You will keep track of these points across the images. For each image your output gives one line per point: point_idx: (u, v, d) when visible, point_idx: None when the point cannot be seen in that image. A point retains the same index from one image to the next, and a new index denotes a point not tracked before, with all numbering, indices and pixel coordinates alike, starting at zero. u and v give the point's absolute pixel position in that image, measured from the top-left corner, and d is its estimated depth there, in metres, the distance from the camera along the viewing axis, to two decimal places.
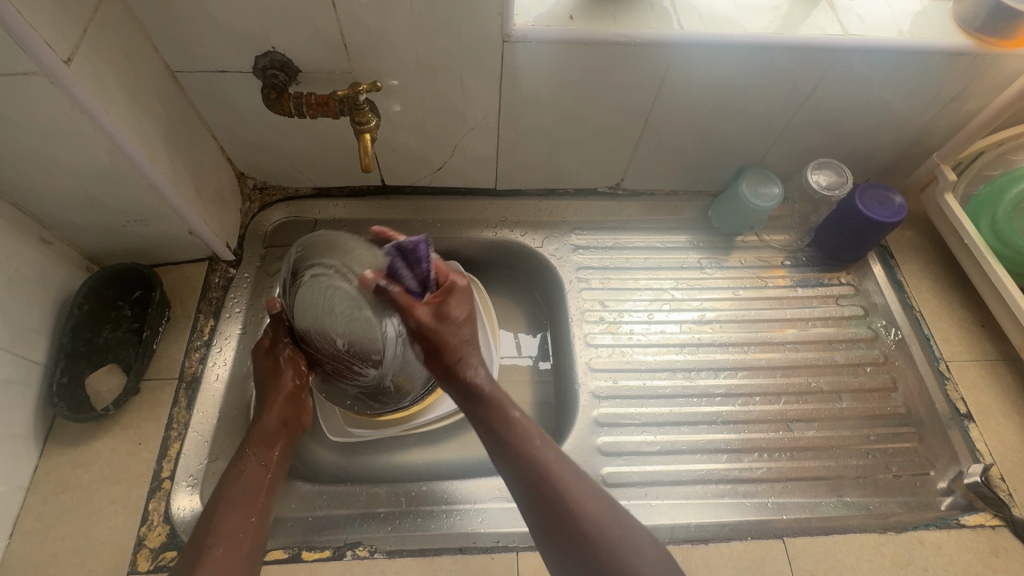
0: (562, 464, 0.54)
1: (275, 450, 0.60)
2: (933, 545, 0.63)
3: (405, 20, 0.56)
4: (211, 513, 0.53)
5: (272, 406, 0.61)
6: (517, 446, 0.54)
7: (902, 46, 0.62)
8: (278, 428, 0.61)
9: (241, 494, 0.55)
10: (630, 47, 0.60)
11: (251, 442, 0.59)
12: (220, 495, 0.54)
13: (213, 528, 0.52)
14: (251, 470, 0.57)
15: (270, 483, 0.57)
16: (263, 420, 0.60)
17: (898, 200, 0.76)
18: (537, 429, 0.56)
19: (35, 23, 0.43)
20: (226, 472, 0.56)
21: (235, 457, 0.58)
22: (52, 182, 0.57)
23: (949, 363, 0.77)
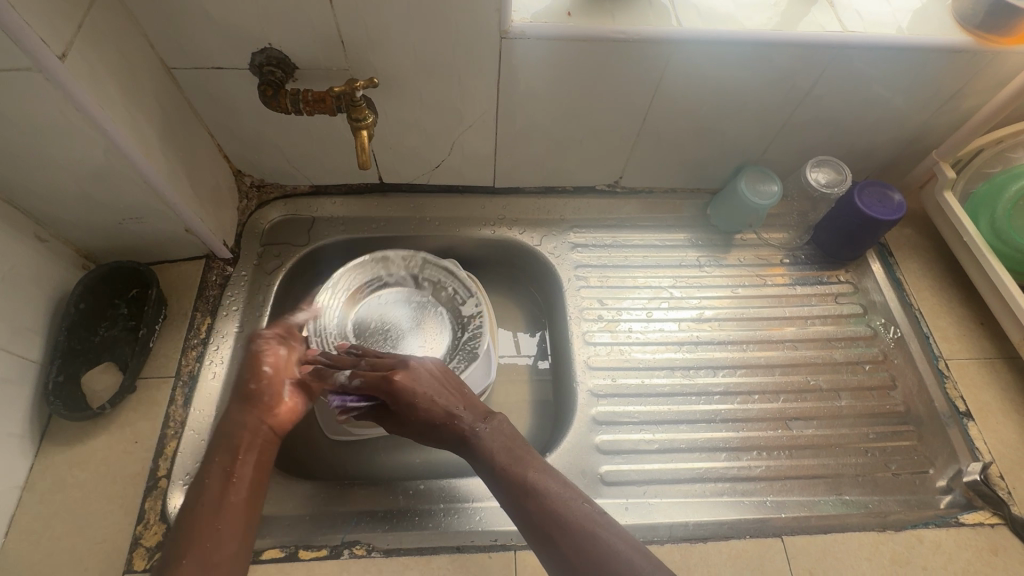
0: (552, 478, 0.56)
1: (241, 450, 0.57)
2: (933, 543, 0.63)
3: (403, 17, 0.56)
4: (180, 527, 0.52)
5: (232, 413, 0.59)
6: (510, 472, 0.56)
7: (901, 43, 0.62)
8: (241, 431, 0.58)
9: (202, 506, 0.53)
10: (629, 43, 0.60)
11: (215, 448, 0.57)
12: (188, 507, 0.53)
13: (178, 542, 0.51)
14: (213, 480, 0.55)
15: (238, 484, 0.55)
16: (223, 425, 0.59)
17: (897, 197, 0.75)
18: (533, 458, 0.58)
19: (29, 18, 0.43)
20: (192, 484, 0.55)
21: (201, 466, 0.56)
22: (47, 179, 0.57)
23: (948, 362, 0.77)
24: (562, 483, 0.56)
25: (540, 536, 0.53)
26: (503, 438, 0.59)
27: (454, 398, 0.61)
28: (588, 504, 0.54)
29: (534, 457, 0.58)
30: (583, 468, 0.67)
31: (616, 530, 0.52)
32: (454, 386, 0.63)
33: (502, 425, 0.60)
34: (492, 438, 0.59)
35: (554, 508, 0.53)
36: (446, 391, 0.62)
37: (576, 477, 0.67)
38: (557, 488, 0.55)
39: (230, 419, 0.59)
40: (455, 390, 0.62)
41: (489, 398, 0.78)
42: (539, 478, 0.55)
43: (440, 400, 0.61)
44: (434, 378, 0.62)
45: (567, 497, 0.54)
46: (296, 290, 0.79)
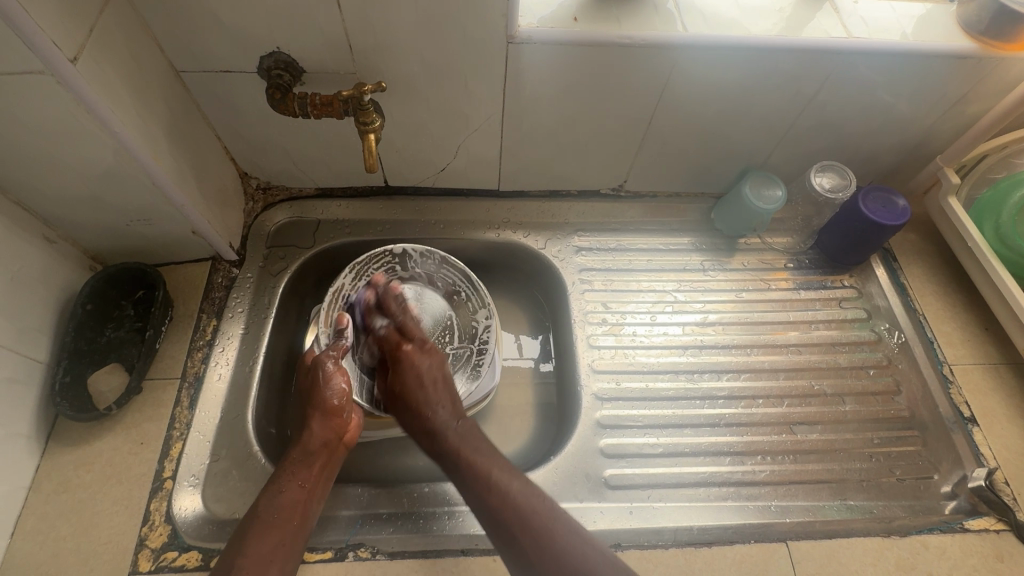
0: (506, 472, 0.57)
1: (314, 470, 0.59)
2: (938, 549, 0.63)
3: (411, 22, 0.56)
4: (248, 533, 0.52)
5: (313, 428, 0.61)
6: (469, 466, 0.58)
7: (906, 49, 0.62)
8: (319, 448, 0.60)
9: (276, 517, 0.54)
10: (635, 48, 0.60)
11: (292, 462, 0.58)
12: (255, 515, 0.54)
13: (243, 549, 0.51)
14: (289, 494, 0.56)
15: (307, 503, 0.56)
16: (305, 440, 0.60)
17: (902, 202, 0.76)
18: (492, 455, 0.59)
19: (42, 22, 0.43)
20: (265, 492, 0.56)
21: (276, 478, 0.57)
22: (58, 181, 0.57)
23: (953, 367, 0.76)
24: (527, 483, 0.57)
25: (501, 529, 0.54)
26: (467, 435, 0.61)
27: (438, 392, 0.64)
28: (551, 502, 0.56)
29: (496, 454, 0.59)
30: (587, 471, 0.67)
31: (584, 535, 0.53)
32: (440, 383, 0.65)
33: (471, 426, 0.62)
34: (457, 435, 0.61)
35: (516, 506, 0.54)
36: (437, 386, 0.65)
37: (580, 480, 0.67)
38: (522, 487, 0.56)
39: (310, 434, 0.60)
40: (445, 386, 0.65)
41: (493, 401, 0.78)
42: (504, 478, 0.56)
43: (425, 390, 0.64)
44: (431, 371, 0.66)
45: (529, 495, 0.55)
46: (300, 292, 0.79)
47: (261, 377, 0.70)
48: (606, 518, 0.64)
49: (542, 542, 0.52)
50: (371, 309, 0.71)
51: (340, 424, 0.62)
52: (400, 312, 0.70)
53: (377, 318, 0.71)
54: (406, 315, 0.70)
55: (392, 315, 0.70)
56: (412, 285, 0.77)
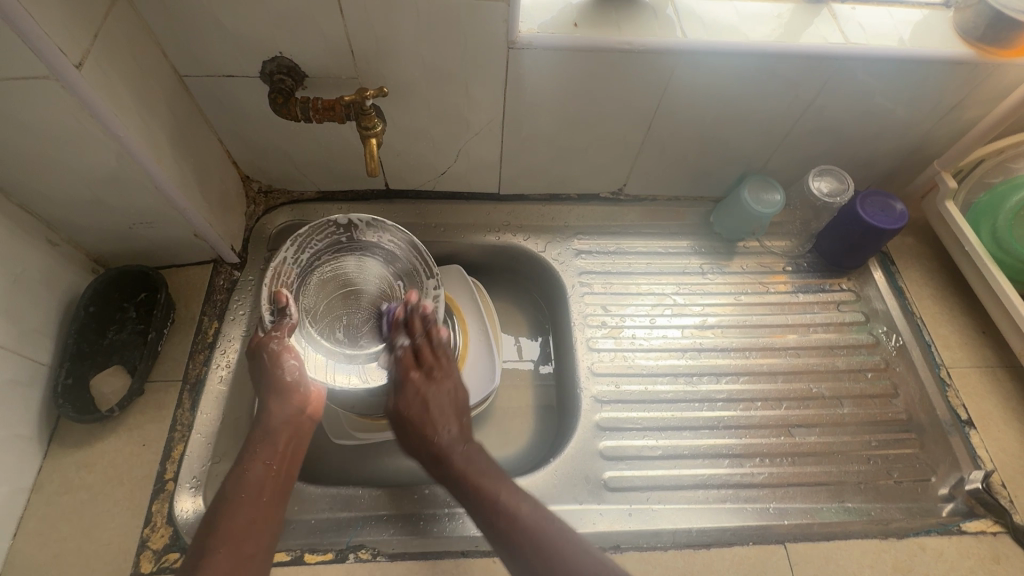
0: (515, 496, 0.56)
1: (277, 448, 0.60)
2: (935, 551, 0.63)
3: (413, 27, 0.57)
4: (217, 514, 0.53)
5: (272, 407, 0.61)
6: (479, 492, 0.57)
7: (903, 55, 0.63)
8: (279, 427, 0.60)
9: (243, 496, 0.55)
10: (634, 54, 0.61)
11: (255, 441, 0.59)
12: (224, 495, 0.55)
13: (214, 529, 0.52)
14: (253, 474, 0.57)
15: (275, 480, 0.58)
16: (266, 419, 0.60)
17: (899, 207, 0.76)
18: (502, 480, 0.58)
19: (48, 28, 0.44)
20: (232, 472, 0.57)
21: (241, 458, 0.58)
22: (61, 184, 0.58)
23: (950, 370, 0.77)
24: (536, 506, 0.56)
25: (510, 554, 0.54)
26: (475, 459, 0.60)
27: (451, 416, 0.63)
28: (561, 522, 0.55)
29: (505, 478, 0.58)
30: (587, 474, 0.68)
31: (592, 552, 0.52)
32: (449, 410, 0.64)
33: (478, 450, 0.61)
34: (465, 459, 0.60)
35: (525, 530, 0.54)
36: (446, 412, 0.63)
37: (580, 482, 0.67)
38: (531, 510, 0.55)
39: (270, 414, 0.61)
40: (458, 411, 0.64)
41: (493, 403, 0.79)
42: (513, 502, 0.56)
43: (436, 413, 0.63)
44: (445, 395, 0.64)
45: (542, 520, 0.54)
46: None
47: None
48: (605, 520, 0.64)
49: (551, 564, 0.51)
50: (398, 325, 0.67)
51: (301, 400, 0.62)
52: (422, 333, 0.67)
53: (400, 334, 0.67)
54: (428, 337, 0.67)
55: (414, 334, 0.67)
56: (361, 255, 0.71)
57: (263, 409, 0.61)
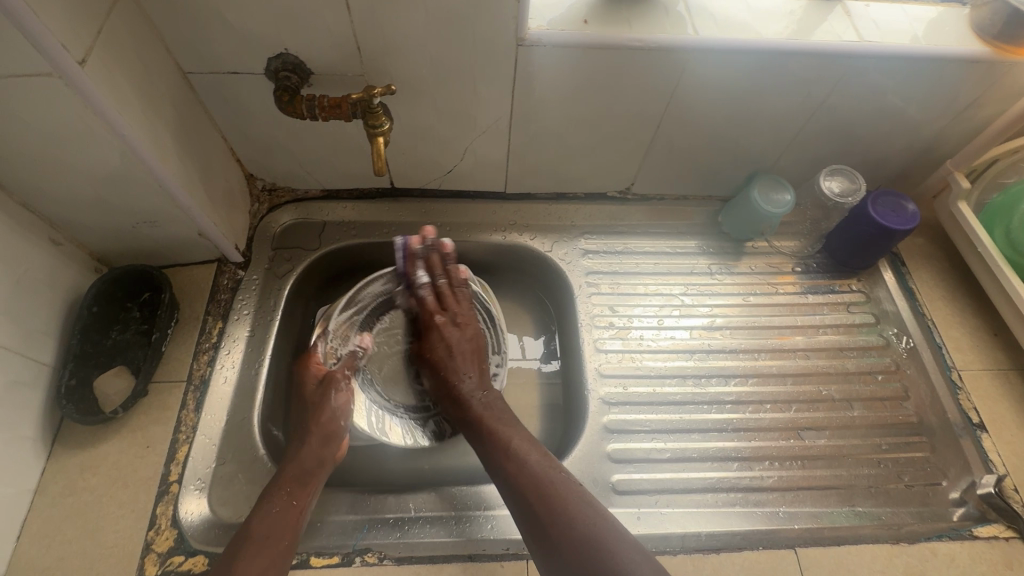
0: (525, 441, 0.60)
1: (307, 489, 0.59)
2: (947, 556, 0.63)
3: (420, 24, 0.56)
4: (238, 552, 0.52)
5: (308, 447, 0.61)
6: (497, 437, 0.61)
7: (918, 52, 0.62)
8: (313, 469, 0.60)
9: (266, 538, 0.54)
10: (645, 51, 0.60)
11: (286, 480, 0.58)
12: (248, 531, 0.54)
13: (234, 566, 0.51)
14: (279, 513, 0.56)
15: (299, 521, 0.56)
16: (302, 459, 0.60)
17: (911, 207, 0.75)
18: (520, 431, 0.62)
19: (51, 24, 0.43)
20: (257, 509, 0.56)
21: (268, 493, 0.57)
22: (64, 183, 0.57)
23: (961, 372, 0.76)
24: (544, 455, 0.59)
25: (513, 497, 0.56)
26: (491, 407, 0.65)
27: (469, 362, 0.68)
28: (567, 474, 0.57)
29: (516, 425, 0.63)
30: (595, 477, 0.67)
31: (594, 504, 0.55)
32: (474, 356, 0.69)
33: (495, 398, 0.66)
34: (482, 405, 0.65)
35: (531, 477, 0.56)
36: (465, 357, 0.68)
37: (588, 485, 0.66)
38: (538, 458, 0.58)
39: (304, 453, 0.60)
40: (477, 358, 0.69)
41: None
42: (522, 446, 0.59)
43: (455, 357, 0.68)
44: (463, 342, 0.69)
45: (546, 470, 0.57)
46: (306, 294, 0.79)
47: (267, 379, 0.70)
48: None
49: (555, 508, 0.54)
50: (417, 262, 0.72)
51: (336, 446, 0.63)
52: (443, 274, 0.72)
53: (417, 271, 0.72)
54: (447, 279, 0.72)
55: (435, 273, 0.72)
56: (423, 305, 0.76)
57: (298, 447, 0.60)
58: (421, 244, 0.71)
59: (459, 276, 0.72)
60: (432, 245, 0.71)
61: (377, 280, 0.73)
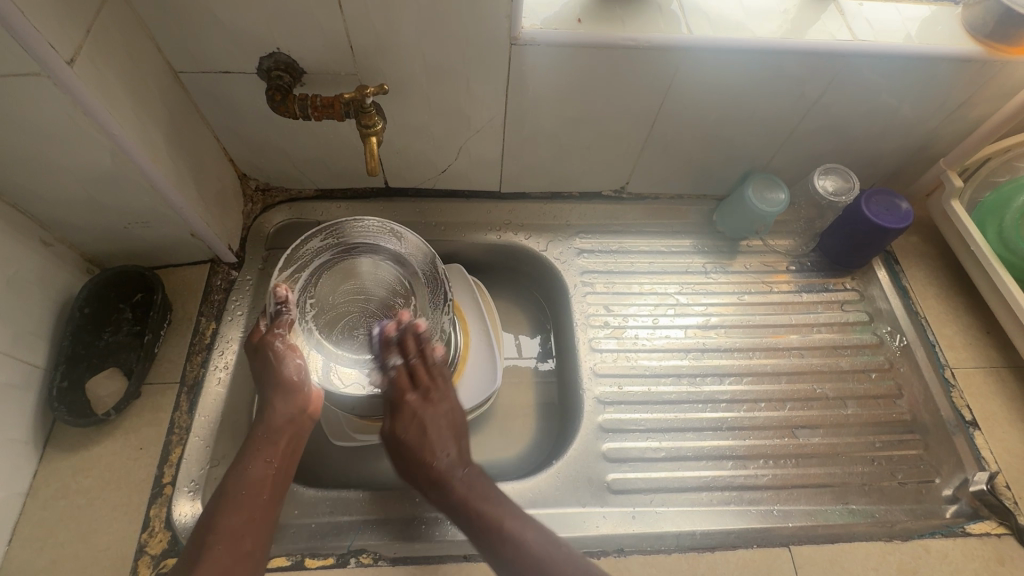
0: (517, 520, 0.56)
1: (280, 445, 0.59)
2: (940, 553, 0.63)
3: (413, 23, 0.56)
4: (214, 512, 0.54)
5: (275, 404, 0.60)
6: (489, 518, 0.56)
7: (911, 52, 0.62)
8: (282, 426, 0.60)
9: (241, 496, 0.55)
10: (639, 50, 0.60)
11: (257, 439, 0.59)
12: (224, 493, 0.55)
13: (213, 527, 0.53)
14: (254, 471, 0.57)
15: (277, 478, 0.58)
16: (268, 418, 0.60)
17: (904, 206, 0.76)
18: (512, 510, 0.57)
19: (38, 23, 0.42)
20: (232, 469, 0.57)
21: (242, 453, 0.58)
22: (54, 183, 0.56)
23: (954, 370, 0.76)
24: (541, 531, 0.56)
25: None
26: (477, 485, 0.59)
27: (449, 441, 0.62)
28: (568, 548, 0.55)
29: (508, 502, 0.58)
30: (590, 476, 0.67)
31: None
32: (453, 437, 0.63)
33: (478, 475, 0.61)
34: (466, 485, 0.59)
35: (531, 558, 0.54)
36: (443, 433, 0.62)
37: (583, 485, 0.66)
38: (537, 537, 0.55)
39: (272, 411, 0.60)
40: (455, 435, 0.63)
41: (494, 404, 0.78)
42: (518, 529, 0.55)
43: (432, 435, 0.62)
44: (439, 420, 0.63)
45: (545, 544, 0.55)
46: None
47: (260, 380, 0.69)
48: (608, 523, 0.64)
49: None
50: (388, 345, 0.66)
51: (304, 400, 0.62)
52: (417, 354, 0.66)
53: (391, 354, 0.65)
54: (422, 356, 0.66)
55: (410, 353, 0.65)
56: (372, 258, 0.73)
57: (265, 405, 0.60)
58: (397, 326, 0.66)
59: (436, 355, 0.66)
60: (409, 326, 0.66)
61: (317, 234, 0.70)
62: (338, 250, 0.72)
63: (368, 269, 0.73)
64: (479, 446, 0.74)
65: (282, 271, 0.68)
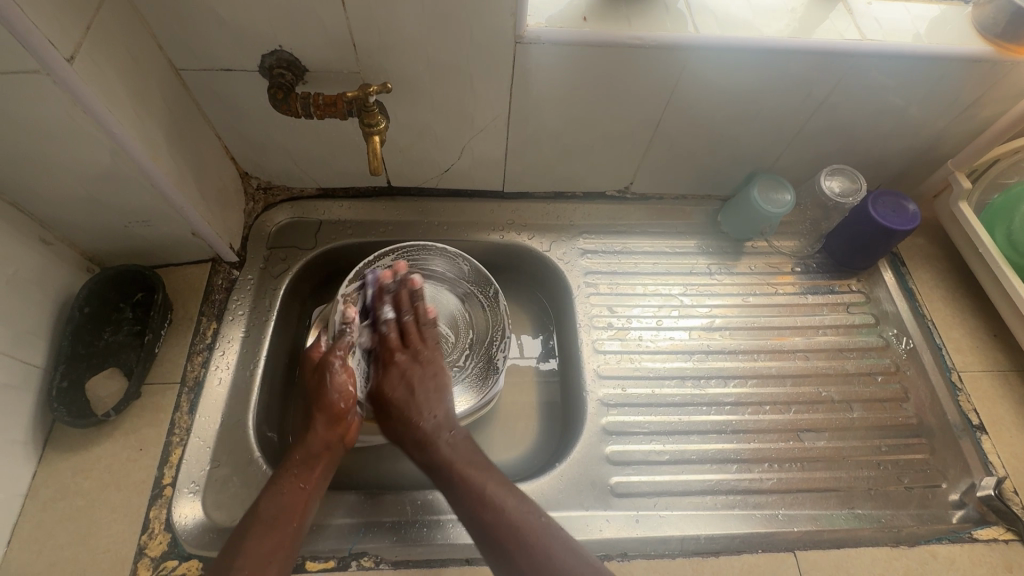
0: (499, 486, 0.56)
1: (316, 471, 0.58)
2: (947, 559, 0.63)
3: (416, 21, 0.55)
4: (244, 533, 0.53)
5: (317, 430, 0.59)
6: (473, 483, 0.56)
7: (920, 52, 0.61)
8: (321, 452, 0.59)
9: (274, 520, 0.54)
10: (645, 49, 0.59)
11: (294, 462, 0.58)
12: (255, 515, 0.54)
13: (243, 550, 0.52)
14: (289, 496, 0.56)
15: (309, 503, 0.57)
16: (308, 443, 0.59)
17: (913, 208, 0.75)
18: (495, 477, 0.57)
19: (38, 20, 0.42)
20: (265, 491, 0.56)
21: (276, 476, 0.57)
22: (54, 182, 0.56)
23: (961, 374, 0.76)
24: (522, 500, 0.56)
25: (496, 548, 0.53)
26: (460, 449, 0.60)
27: (434, 401, 0.62)
28: (545, 518, 0.55)
29: (490, 468, 0.59)
30: (593, 479, 0.67)
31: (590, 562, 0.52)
32: (438, 395, 0.63)
33: (464, 438, 0.61)
34: (450, 449, 0.59)
35: (513, 527, 0.53)
36: (429, 393, 0.63)
37: (586, 487, 0.66)
38: (516, 505, 0.55)
39: (313, 437, 0.59)
40: (441, 395, 0.63)
41: (497, 405, 0.77)
42: (499, 495, 0.55)
43: (417, 394, 0.62)
44: (425, 378, 0.63)
45: (528, 514, 0.54)
46: (301, 295, 0.78)
47: (262, 381, 0.69)
48: (612, 526, 0.63)
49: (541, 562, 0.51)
50: (383, 295, 0.69)
51: (346, 427, 0.61)
52: (411, 310, 0.68)
53: (385, 307, 0.68)
54: (415, 314, 0.68)
55: (401, 311, 0.67)
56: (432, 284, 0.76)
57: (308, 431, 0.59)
58: (392, 278, 0.69)
59: (427, 314, 0.68)
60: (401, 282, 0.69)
61: (388, 255, 0.74)
62: None
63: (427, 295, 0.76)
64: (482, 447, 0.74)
65: (349, 285, 0.70)
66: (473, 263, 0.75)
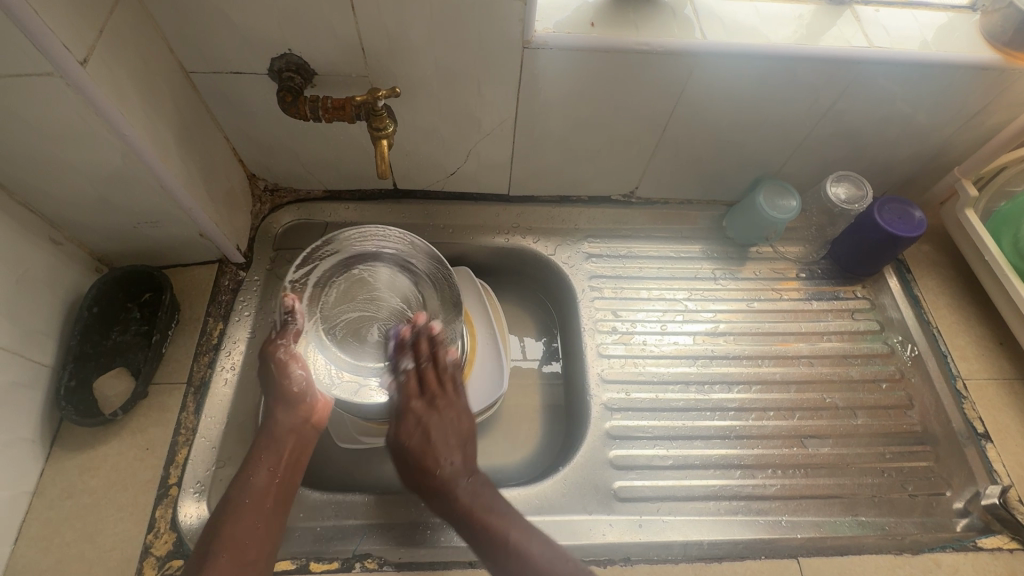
0: (522, 530, 0.57)
1: (285, 454, 0.60)
2: (951, 567, 0.62)
3: (425, 26, 0.55)
4: (219, 519, 0.55)
5: (278, 414, 0.62)
6: (495, 531, 0.56)
7: (927, 59, 0.61)
8: (285, 435, 0.61)
9: (246, 503, 0.56)
10: (652, 55, 0.59)
11: (260, 447, 0.60)
12: (229, 502, 0.56)
13: (220, 534, 0.54)
14: (258, 480, 0.58)
15: (280, 486, 0.59)
16: (271, 427, 0.61)
17: (918, 215, 0.75)
18: (517, 521, 0.57)
19: (52, 23, 0.42)
20: (237, 478, 0.58)
21: (247, 462, 0.59)
22: (65, 183, 0.56)
23: (967, 381, 0.76)
24: (546, 543, 0.56)
25: None
26: (480, 493, 0.60)
27: (454, 447, 0.63)
28: (574, 564, 0.55)
29: (511, 512, 0.58)
30: (596, 483, 0.67)
31: None
32: (458, 444, 0.63)
33: (483, 482, 0.61)
34: (470, 495, 0.59)
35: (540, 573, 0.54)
36: (448, 441, 0.63)
37: (589, 491, 0.66)
38: (543, 551, 0.55)
39: (276, 421, 0.61)
40: (462, 442, 0.63)
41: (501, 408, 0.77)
42: (523, 540, 0.56)
43: (435, 442, 0.62)
44: (445, 427, 0.63)
45: (553, 560, 0.55)
46: None
47: None
48: (615, 531, 0.63)
49: None
50: (404, 345, 0.67)
51: (306, 409, 0.63)
52: (430, 357, 0.66)
53: (404, 355, 0.67)
54: (435, 360, 0.66)
55: (421, 358, 0.66)
56: (384, 266, 0.72)
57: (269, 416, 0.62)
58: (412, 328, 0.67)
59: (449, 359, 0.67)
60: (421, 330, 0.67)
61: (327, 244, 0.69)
62: (346, 262, 0.71)
63: (379, 276, 0.72)
64: (485, 450, 0.74)
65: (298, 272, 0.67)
66: (425, 248, 0.70)
